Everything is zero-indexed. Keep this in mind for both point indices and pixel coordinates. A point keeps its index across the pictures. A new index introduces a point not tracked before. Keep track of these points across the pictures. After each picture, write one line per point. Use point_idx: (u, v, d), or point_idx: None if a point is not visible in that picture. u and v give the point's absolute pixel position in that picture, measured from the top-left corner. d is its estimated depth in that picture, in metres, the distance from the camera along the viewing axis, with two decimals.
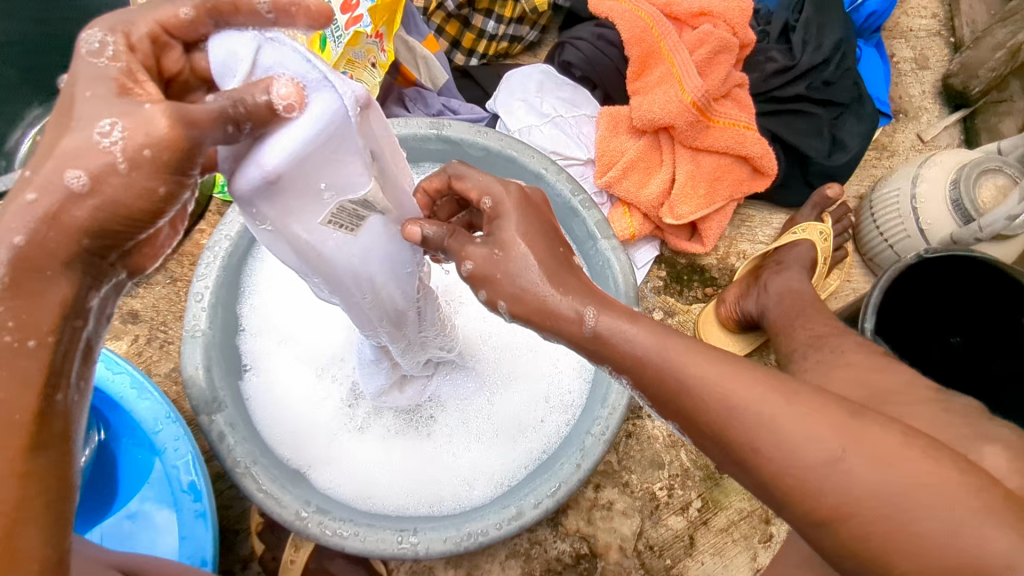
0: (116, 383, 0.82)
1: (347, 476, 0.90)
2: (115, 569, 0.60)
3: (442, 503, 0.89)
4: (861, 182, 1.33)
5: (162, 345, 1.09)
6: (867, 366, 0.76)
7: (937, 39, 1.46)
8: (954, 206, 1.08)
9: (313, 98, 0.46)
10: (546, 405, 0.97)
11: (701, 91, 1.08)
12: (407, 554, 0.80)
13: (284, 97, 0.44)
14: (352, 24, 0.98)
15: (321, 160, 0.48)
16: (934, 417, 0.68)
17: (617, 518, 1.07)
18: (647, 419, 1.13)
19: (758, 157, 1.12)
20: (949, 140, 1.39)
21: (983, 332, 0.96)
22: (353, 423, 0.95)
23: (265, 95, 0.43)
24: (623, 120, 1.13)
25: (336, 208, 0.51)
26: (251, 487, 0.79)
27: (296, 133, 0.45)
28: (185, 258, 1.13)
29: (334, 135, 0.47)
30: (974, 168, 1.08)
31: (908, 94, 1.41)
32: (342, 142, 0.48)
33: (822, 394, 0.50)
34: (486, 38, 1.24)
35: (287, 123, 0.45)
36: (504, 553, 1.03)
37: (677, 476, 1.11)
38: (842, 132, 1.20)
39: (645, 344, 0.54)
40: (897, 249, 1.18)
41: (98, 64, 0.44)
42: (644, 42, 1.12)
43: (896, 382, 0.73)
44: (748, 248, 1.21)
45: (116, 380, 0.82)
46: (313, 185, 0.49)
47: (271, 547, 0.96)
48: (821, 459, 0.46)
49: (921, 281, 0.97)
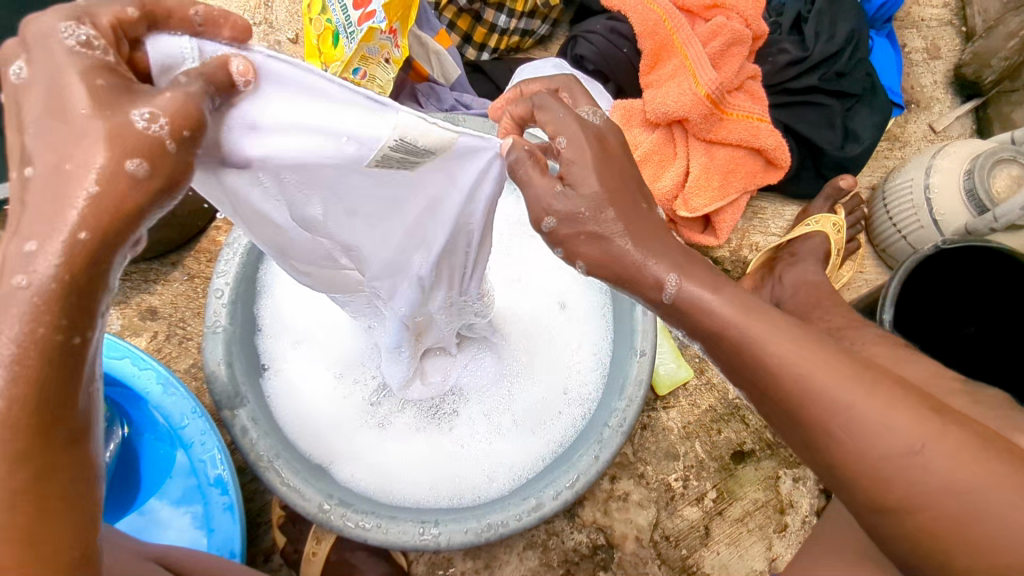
0: (142, 378, 0.83)
1: (368, 470, 0.91)
2: (154, 561, 0.61)
3: (461, 496, 0.90)
4: (873, 173, 1.33)
5: (181, 341, 1.10)
6: (889, 358, 0.77)
7: (948, 28, 1.46)
8: (968, 195, 1.08)
9: (266, 69, 0.46)
10: (565, 397, 0.97)
11: (716, 84, 1.08)
12: (428, 545, 0.81)
13: (241, 73, 0.44)
14: (366, 19, 1.00)
15: (310, 115, 0.47)
16: (964, 408, 0.66)
17: (633, 509, 1.08)
18: (661, 412, 1.14)
19: (772, 149, 1.12)
20: (960, 130, 1.39)
21: (996, 322, 0.98)
22: (374, 419, 0.96)
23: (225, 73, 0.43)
24: (637, 113, 1.13)
25: (377, 155, 0.50)
26: (273, 480, 0.81)
27: (265, 100, 0.46)
28: (202, 255, 1.14)
29: (306, 90, 0.47)
30: (989, 158, 1.08)
31: (919, 85, 1.41)
32: (320, 95, 0.47)
33: (863, 386, 0.48)
34: (497, 33, 1.24)
35: (250, 97, 0.45)
36: (521, 544, 1.04)
37: (692, 467, 1.12)
38: (855, 123, 1.20)
39: (728, 316, 0.54)
40: (910, 240, 1.18)
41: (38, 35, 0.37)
42: (656, 35, 1.13)
43: (921, 374, 0.73)
44: (760, 240, 1.22)
45: (142, 376, 0.83)
46: (317, 140, 0.49)
47: (293, 539, 0.97)
48: (900, 450, 0.45)
49: (941, 271, 0.98)
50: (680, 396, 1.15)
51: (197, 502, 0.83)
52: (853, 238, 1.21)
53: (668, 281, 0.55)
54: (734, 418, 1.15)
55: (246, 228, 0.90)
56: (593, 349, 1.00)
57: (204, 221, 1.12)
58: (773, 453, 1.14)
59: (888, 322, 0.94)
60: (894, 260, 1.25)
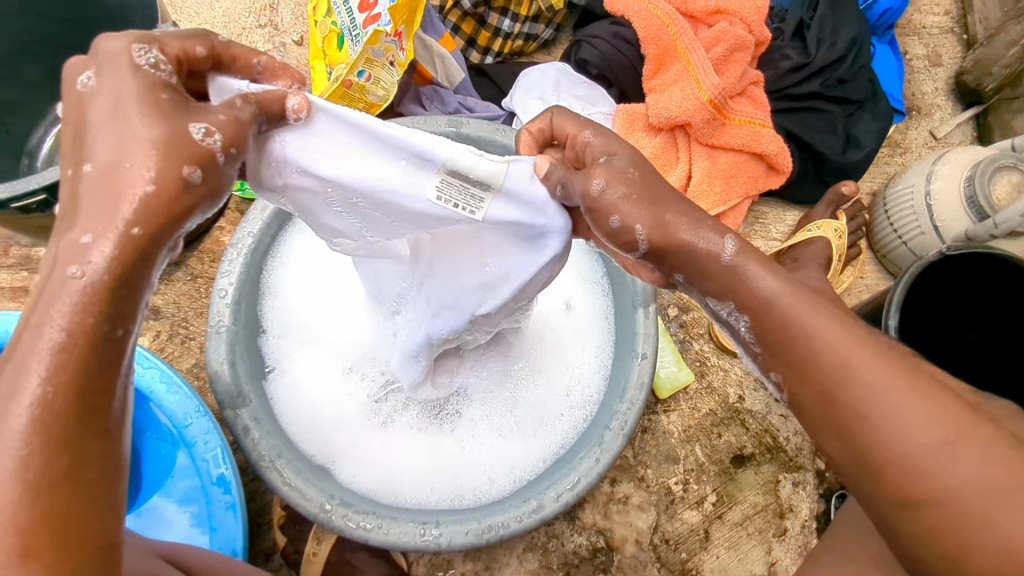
0: (146, 377, 0.83)
1: (371, 470, 0.91)
2: (160, 557, 0.62)
3: (463, 498, 0.90)
4: (874, 179, 1.33)
5: (184, 340, 1.10)
6: None
7: (950, 36, 1.47)
8: (969, 202, 1.09)
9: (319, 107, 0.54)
10: (568, 400, 0.97)
11: (718, 89, 1.09)
12: (429, 546, 0.82)
13: (297, 107, 0.52)
14: (371, 23, 1.00)
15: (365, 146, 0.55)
16: None
17: (633, 512, 1.08)
18: (662, 415, 1.14)
19: (774, 154, 1.13)
20: (961, 137, 1.40)
21: (997, 328, 0.98)
22: (378, 419, 0.96)
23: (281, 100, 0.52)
24: (640, 117, 1.14)
25: (438, 181, 0.56)
26: (275, 480, 0.81)
27: (316, 131, 0.54)
28: (205, 255, 1.14)
29: (357, 124, 0.55)
30: (990, 165, 1.08)
31: (921, 91, 1.41)
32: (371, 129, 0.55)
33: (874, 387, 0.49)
34: (502, 36, 1.24)
35: (309, 124, 0.54)
36: (521, 546, 1.04)
37: (692, 470, 1.12)
38: (856, 129, 1.20)
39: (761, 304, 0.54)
40: (911, 245, 1.19)
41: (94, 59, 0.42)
42: (660, 40, 1.14)
43: None
44: (761, 244, 1.22)
45: (145, 374, 0.83)
46: (375, 169, 0.56)
47: (293, 540, 0.97)
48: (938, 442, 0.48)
49: (943, 276, 0.98)
50: (681, 400, 1.15)
51: (198, 501, 0.83)
52: (854, 244, 1.21)
53: (727, 248, 0.57)
54: (734, 422, 1.15)
55: (251, 229, 0.90)
56: (597, 351, 1.01)
57: (208, 221, 1.12)
58: (773, 457, 1.14)
59: (894, 329, 0.93)
60: (895, 265, 1.26)
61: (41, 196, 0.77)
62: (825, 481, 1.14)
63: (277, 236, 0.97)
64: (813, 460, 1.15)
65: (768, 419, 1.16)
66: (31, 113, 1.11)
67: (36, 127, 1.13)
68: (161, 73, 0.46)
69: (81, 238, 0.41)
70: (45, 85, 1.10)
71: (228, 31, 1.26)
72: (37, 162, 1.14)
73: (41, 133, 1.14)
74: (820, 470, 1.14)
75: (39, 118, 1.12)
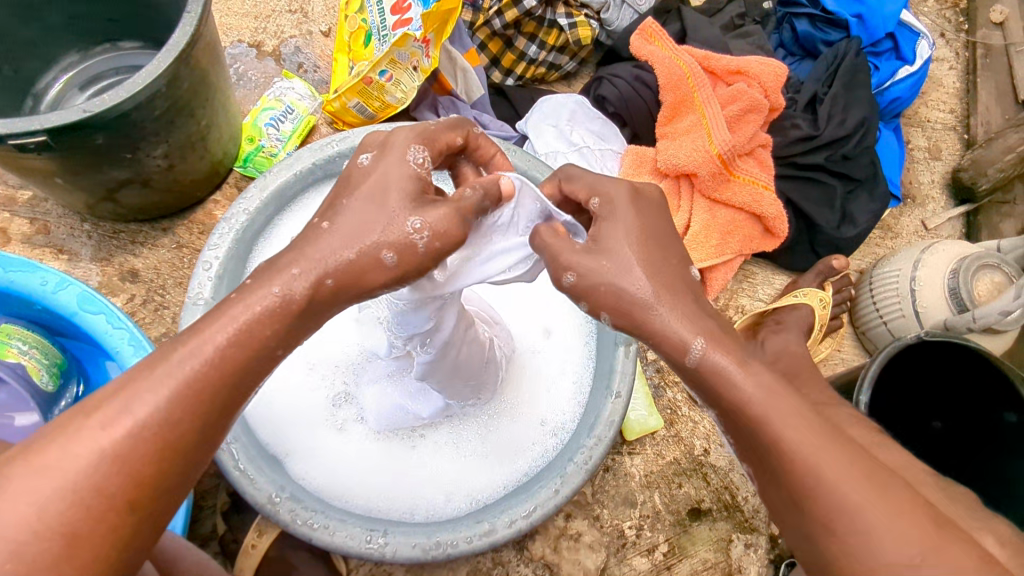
0: (94, 322, 0.77)
1: (325, 471, 0.89)
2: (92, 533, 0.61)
3: (413, 512, 0.88)
4: (863, 257, 1.36)
5: (156, 308, 1.07)
6: None
7: (952, 133, 1.52)
8: (951, 294, 1.12)
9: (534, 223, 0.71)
10: (541, 427, 0.96)
11: (728, 145, 1.13)
12: (373, 555, 0.80)
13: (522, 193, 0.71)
14: (402, 26, 1.02)
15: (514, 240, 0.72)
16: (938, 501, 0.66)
17: (583, 550, 1.07)
18: (626, 457, 1.13)
19: (772, 218, 1.15)
20: (950, 231, 1.45)
21: (962, 419, 1.00)
22: (335, 419, 0.93)
23: (412, 157, 0.60)
24: (647, 161, 1.17)
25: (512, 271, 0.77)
26: (227, 463, 0.80)
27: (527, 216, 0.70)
28: (194, 226, 1.12)
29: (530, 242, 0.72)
30: (975, 261, 1.11)
31: (918, 181, 1.46)
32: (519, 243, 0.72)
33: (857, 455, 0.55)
34: (526, 61, 1.26)
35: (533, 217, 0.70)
36: (465, 569, 1.02)
37: (647, 517, 1.11)
38: (853, 206, 1.24)
39: (780, 378, 0.58)
40: (891, 327, 1.21)
41: (408, 162, 0.59)
42: (679, 90, 1.17)
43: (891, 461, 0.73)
44: (747, 303, 1.24)
45: (93, 319, 0.77)
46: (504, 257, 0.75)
47: (233, 529, 0.96)
48: None
49: (907, 365, 1.01)
50: (647, 444, 1.15)
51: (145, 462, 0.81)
52: (836, 316, 1.23)
53: (695, 343, 0.59)
54: (695, 475, 1.15)
55: (246, 207, 0.91)
56: (575, 381, 1.00)
57: (204, 191, 1.11)
58: (729, 515, 1.13)
59: (864, 404, 0.94)
60: (871, 343, 1.28)
61: (41, 137, 0.75)
62: (776, 546, 1.13)
63: (272, 217, 0.97)
64: (768, 524, 1.14)
65: (729, 476, 1.16)
66: (43, 56, 1.09)
67: (46, 71, 1.11)
68: (423, 171, 0.60)
69: (285, 259, 0.55)
70: (62, 30, 1.08)
71: (257, 10, 1.27)
72: (41, 105, 1.12)
73: (49, 77, 1.12)
74: (773, 535, 1.13)
75: (51, 62, 1.11)
